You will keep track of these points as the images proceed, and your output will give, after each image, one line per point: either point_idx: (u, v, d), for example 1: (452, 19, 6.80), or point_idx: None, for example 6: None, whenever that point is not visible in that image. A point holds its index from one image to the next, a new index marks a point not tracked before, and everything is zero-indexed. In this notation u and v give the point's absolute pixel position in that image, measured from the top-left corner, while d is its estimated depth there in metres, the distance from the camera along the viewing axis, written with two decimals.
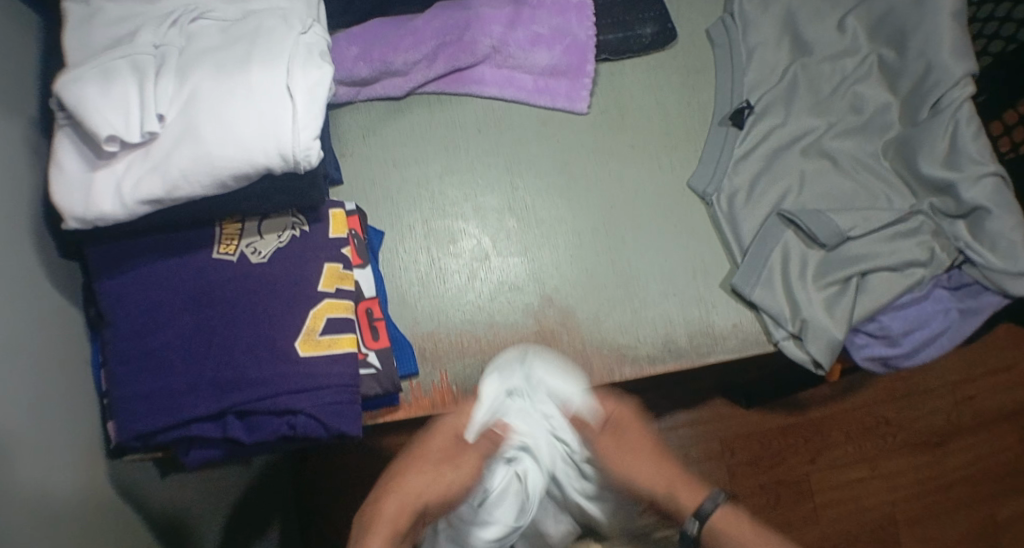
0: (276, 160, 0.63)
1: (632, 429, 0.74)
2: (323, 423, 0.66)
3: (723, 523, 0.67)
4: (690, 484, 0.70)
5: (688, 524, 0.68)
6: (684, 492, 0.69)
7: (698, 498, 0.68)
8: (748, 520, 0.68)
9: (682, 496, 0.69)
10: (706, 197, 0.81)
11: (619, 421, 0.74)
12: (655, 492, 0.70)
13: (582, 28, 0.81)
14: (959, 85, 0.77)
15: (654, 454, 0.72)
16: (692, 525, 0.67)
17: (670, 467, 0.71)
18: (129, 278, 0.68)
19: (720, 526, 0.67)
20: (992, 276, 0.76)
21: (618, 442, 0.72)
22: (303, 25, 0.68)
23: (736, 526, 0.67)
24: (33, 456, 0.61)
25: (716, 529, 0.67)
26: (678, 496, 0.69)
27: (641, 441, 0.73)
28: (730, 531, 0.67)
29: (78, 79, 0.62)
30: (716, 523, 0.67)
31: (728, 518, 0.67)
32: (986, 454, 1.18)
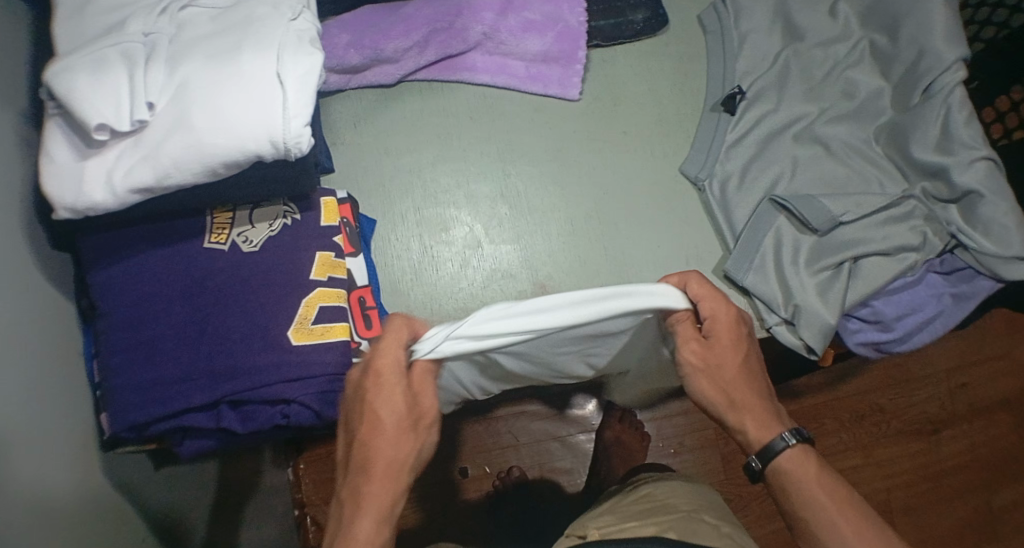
0: (267, 147, 0.62)
1: (724, 346, 0.60)
2: (316, 411, 0.67)
3: (793, 464, 0.61)
4: (767, 419, 0.61)
5: (753, 459, 0.62)
6: (753, 427, 0.61)
7: (766, 435, 0.61)
8: (814, 463, 0.61)
9: (749, 425, 0.61)
10: (698, 182, 0.81)
11: (711, 329, 0.59)
12: (725, 417, 0.61)
13: (573, 14, 0.81)
14: (951, 69, 0.76)
15: (737, 378, 0.60)
16: (757, 461, 0.62)
17: (751, 392, 0.61)
18: (119, 269, 0.68)
19: (786, 469, 0.61)
20: (984, 260, 0.75)
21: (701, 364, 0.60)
22: (293, 12, 0.67)
23: (802, 467, 0.61)
24: (26, 447, 0.61)
25: (781, 473, 0.61)
26: (750, 430, 0.61)
27: (730, 350, 0.60)
28: (796, 474, 0.61)
29: (67, 67, 0.61)
30: (785, 464, 0.61)
31: (797, 460, 0.61)
32: (979, 441, 1.19)
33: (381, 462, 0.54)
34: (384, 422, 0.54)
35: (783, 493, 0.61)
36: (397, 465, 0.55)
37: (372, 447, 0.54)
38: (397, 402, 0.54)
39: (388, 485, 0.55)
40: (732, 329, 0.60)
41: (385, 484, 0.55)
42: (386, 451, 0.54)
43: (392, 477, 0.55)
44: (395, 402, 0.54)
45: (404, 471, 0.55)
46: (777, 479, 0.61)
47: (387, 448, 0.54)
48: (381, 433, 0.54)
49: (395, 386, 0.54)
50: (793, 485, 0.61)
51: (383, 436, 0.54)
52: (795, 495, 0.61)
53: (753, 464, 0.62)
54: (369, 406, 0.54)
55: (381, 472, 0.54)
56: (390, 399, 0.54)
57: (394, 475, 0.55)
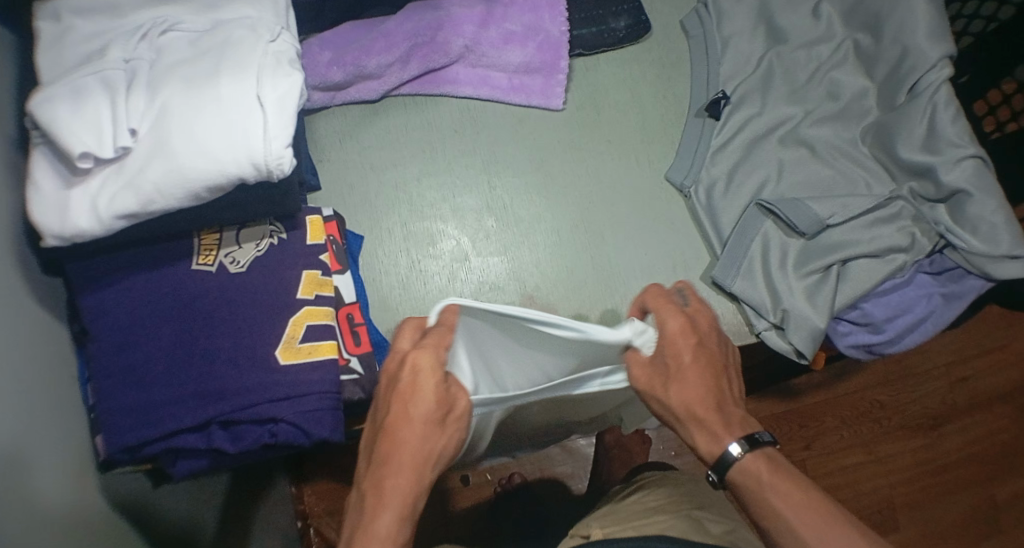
0: (249, 169, 0.63)
1: (682, 355, 0.62)
2: (303, 429, 0.67)
3: (745, 476, 0.62)
4: (719, 435, 0.62)
5: (710, 471, 0.64)
6: (702, 438, 0.63)
7: (718, 449, 0.62)
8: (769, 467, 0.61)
9: (700, 437, 0.63)
10: (684, 190, 0.81)
11: (665, 343, 0.62)
12: (681, 428, 0.64)
13: (555, 24, 0.81)
14: (936, 68, 0.76)
15: (692, 390, 0.62)
16: (714, 473, 0.64)
17: (705, 405, 0.62)
18: (109, 292, 0.68)
19: (741, 478, 0.62)
20: (973, 259, 0.75)
21: (655, 377, 0.63)
22: (271, 34, 0.68)
23: (755, 476, 0.61)
24: (23, 471, 0.61)
25: (740, 481, 0.62)
26: (699, 444, 0.63)
27: (686, 361, 0.62)
28: (751, 483, 0.61)
29: (50, 97, 0.61)
30: (737, 474, 0.62)
31: (751, 467, 0.62)
32: (981, 433, 1.18)
33: (408, 455, 0.57)
34: (416, 416, 0.57)
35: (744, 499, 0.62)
36: (422, 459, 0.58)
37: (400, 440, 0.57)
38: (434, 396, 0.57)
39: (413, 476, 0.57)
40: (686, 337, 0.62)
41: (411, 479, 0.57)
42: (413, 444, 0.57)
43: (417, 471, 0.58)
44: (428, 402, 0.57)
45: (427, 465, 0.58)
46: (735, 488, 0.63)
47: (418, 442, 0.57)
48: (410, 429, 0.57)
49: (433, 386, 0.57)
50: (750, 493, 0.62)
51: (406, 433, 0.57)
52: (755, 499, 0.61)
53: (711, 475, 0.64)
54: (407, 400, 0.56)
55: (405, 466, 0.57)
56: (421, 391, 0.56)
57: (418, 466, 0.58)
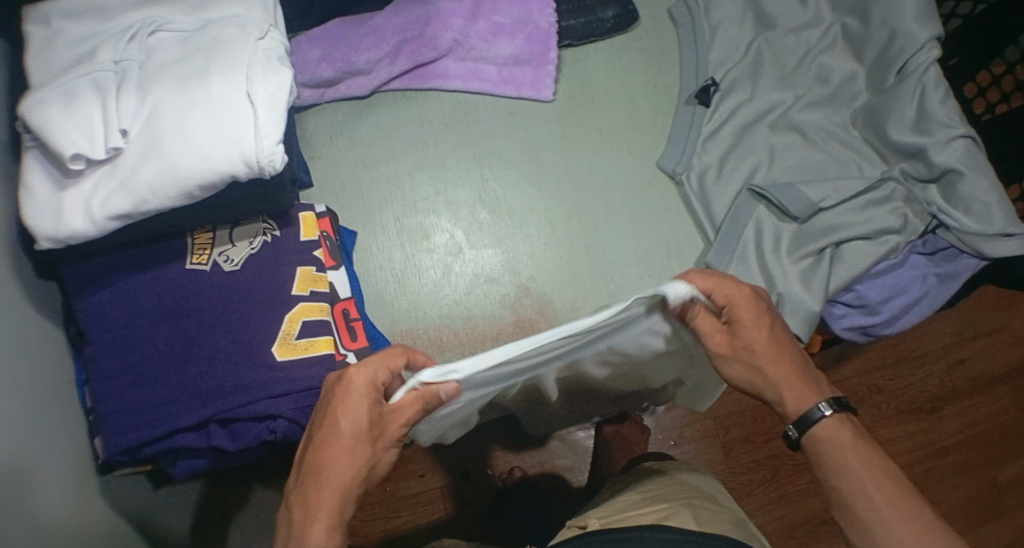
0: (241, 167, 0.63)
1: (748, 323, 0.59)
2: (303, 424, 0.68)
3: (829, 434, 0.60)
4: (800, 387, 0.61)
5: (790, 427, 0.62)
6: (788, 395, 0.61)
7: (804, 405, 0.61)
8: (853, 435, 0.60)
9: (787, 394, 0.61)
10: (676, 176, 0.81)
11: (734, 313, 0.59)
12: (763, 389, 0.61)
13: (543, 15, 0.81)
14: (926, 48, 0.76)
15: (769, 349, 0.60)
16: (793, 429, 0.61)
17: (785, 361, 0.61)
18: (104, 294, 0.68)
19: (825, 438, 0.60)
20: (967, 239, 0.75)
21: (732, 345, 0.59)
22: (260, 31, 0.68)
23: (839, 437, 0.60)
24: (26, 474, 0.61)
25: (821, 442, 0.60)
26: (785, 401, 0.61)
27: (756, 330, 0.60)
28: (836, 445, 0.60)
29: (41, 100, 0.62)
30: (820, 433, 0.60)
31: (835, 430, 0.60)
32: (980, 415, 1.19)
33: (333, 472, 0.54)
34: (339, 437, 0.53)
35: (822, 462, 0.61)
36: (348, 476, 0.54)
37: (325, 455, 0.54)
38: (362, 412, 0.53)
39: (337, 496, 0.54)
40: (752, 305, 0.59)
41: (336, 498, 0.54)
42: (341, 462, 0.54)
43: (341, 489, 0.54)
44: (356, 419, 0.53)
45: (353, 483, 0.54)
46: (814, 448, 0.61)
47: (345, 460, 0.54)
48: (338, 447, 0.53)
49: (364, 403, 0.53)
50: (829, 455, 0.60)
51: (331, 450, 0.53)
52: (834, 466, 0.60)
53: (790, 433, 0.61)
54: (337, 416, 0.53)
55: (330, 486, 0.54)
56: (348, 409, 0.53)
57: (343, 486, 0.54)
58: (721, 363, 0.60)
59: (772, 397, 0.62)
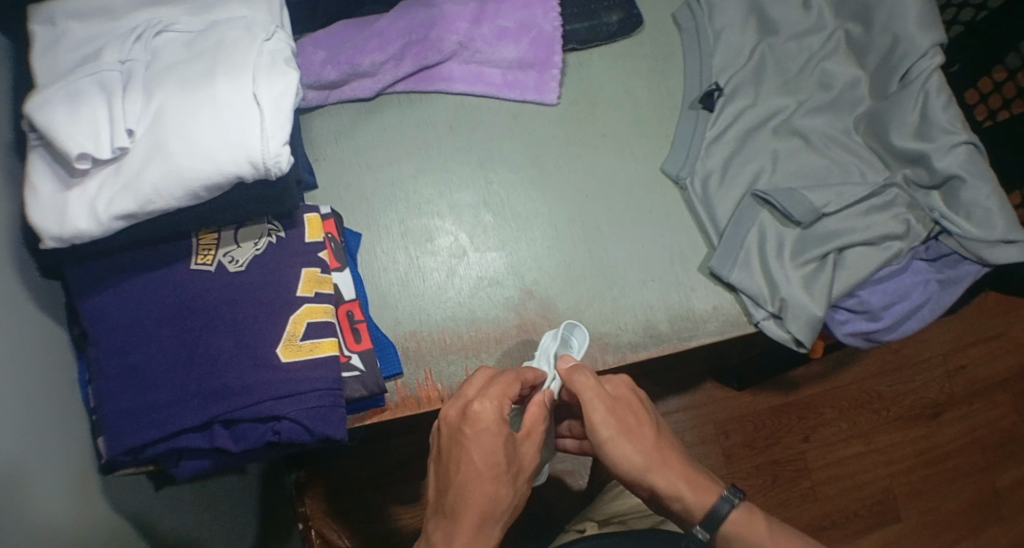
0: (246, 168, 0.63)
1: (637, 409, 0.68)
2: (307, 427, 0.66)
3: (740, 526, 0.66)
4: (707, 490, 0.66)
5: (698, 528, 0.66)
6: (694, 495, 0.65)
7: (713, 502, 0.65)
8: (763, 520, 0.67)
9: (690, 493, 0.65)
10: (679, 181, 0.81)
11: (621, 397, 0.68)
12: (655, 473, 0.65)
13: (547, 20, 0.81)
14: (927, 56, 0.78)
15: (661, 441, 0.67)
16: (703, 531, 0.66)
17: (676, 463, 0.66)
18: (110, 294, 0.68)
19: (737, 531, 0.66)
20: (968, 244, 0.76)
21: (620, 423, 0.66)
22: (266, 33, 0.68)
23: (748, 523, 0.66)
24: (28, 474, 0.61)
25: (732, 534, 0.66)
26: (689, 500, 0.65)
27: (643, 417, 0.68)
28: (744, 532, 0.66)
29: (47, 100, 0.62)
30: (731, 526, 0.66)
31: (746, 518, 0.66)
32: (978, 421, 1.20)
33: (466, 508, 0.61)
34: (478, 470, 0.61)
35: None
36: (485, 519, 0.61)
37: (467, 493, 0.61)
38: (500, 444, 0.62)
39: (479, 528, 0.61)
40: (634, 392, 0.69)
41: (477, 533, 0.61)
42: (479, 503, 0.61)
43: (485, 532, 0.62)
44: (479, 454, 0.62)
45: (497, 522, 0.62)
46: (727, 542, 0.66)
47: (478, 498, 0.61)
48: (475, 482, 0.61)
49: (484, 434, 0.62)
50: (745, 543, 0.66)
51: (467, 483, 0.61)
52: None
53: (701, 534, 0.66)
54: (461, 452, 0.62)
55: (475, 519, 0.61)
56: (485, 445, 0.62)
57: (483, 520, 0.61)
58: (610, 446, 0.65)
59: (663, 485, 0.65)
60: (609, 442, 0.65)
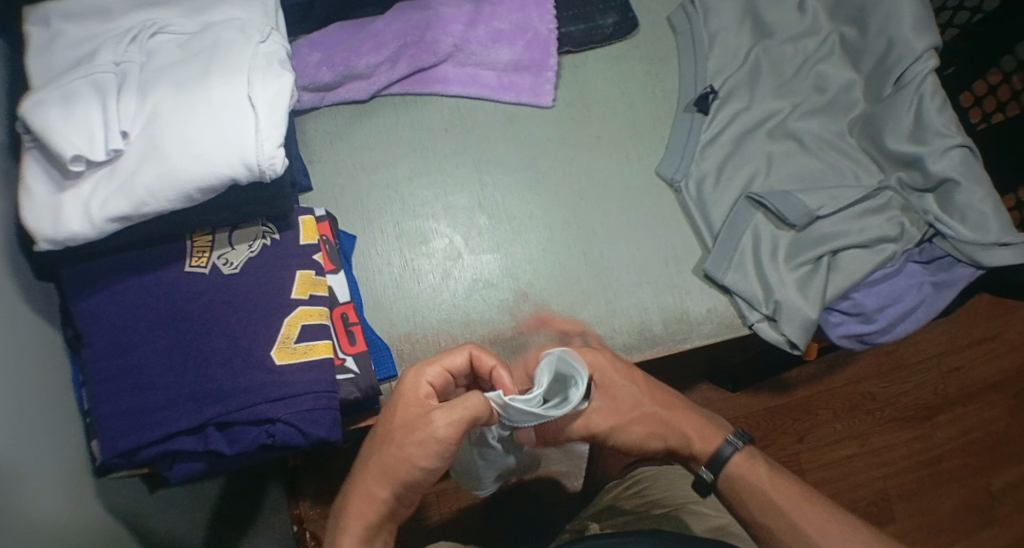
0: (241, 170, 0.63)
1: (619, 381, 0.71)
2: (301, 429, 0.66)
3: (742, 468, 0.70)
4: (708, 432, 0.73)
5: (702, 469, 0.71)
6: (699, 439, 0.72)
7: (715, 445, 0.71)
8: (764, 465, 0.71)
9: (695, 437, 0.72)
10: (674, 183, 0.81)
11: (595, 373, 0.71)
12: (668, 438, 0.72)
13: (543, 22, 0.82)
14: (922, 59, 0.78)
15: (658, 402, 0.72)
16: (707, 471, 0.71)
17: (682, 412, 0.73)
18: (103, 297, 0.68)
19: (739, 472, 0.70)
20: (963, 248, 0.76)
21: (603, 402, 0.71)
22: (261, 35, 0.68)
23: (749, 466, 0.70)
24: (22, 476, 0.61)
25: (735, 476, 0.70)
26: (695, 444, 0.72)
27: (627, 387, 0.71)
28: (747, 473, 0.70)
29: (41, 101, 0.62)
30: (734, 467, 0.70)
31: (746, 462, 0.71)
32: (973, 423, 1.20)
33: (371, 464, 0.63)
34: (389, 423, 0.63)
35: (739, 499, 0.70)
36: (380, 470, 0.62)
37: (375, 439, 0.64)
38: (410, 408, 0.63)
39: (375, 476, 0.63)
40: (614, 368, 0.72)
41: (372, 479, 0.63)
42: (378, 452, 0.63)
43: (375, 482, 0.63)
44: (401, 419, 0.63)
45: (389, 477, 0.62)
46: (731, 483, 0.70)
47: (382, 457, 0.62)
48: (385, 442, 0.62)
49: (417, 403, 0.63)
50: (745, 484, 0.70)
51: (380, 432, 0.64)
52: (749, 495, 0.69)
53: (705, 474, 0.71)
54: (387, 408, 0.64)
55: (376, 466, 0.63)
56: (398, 405, 0.63)
57: (379, 468, 0.63)
58: (616, 431, 0.71)
59: (676, 440, 0.72)
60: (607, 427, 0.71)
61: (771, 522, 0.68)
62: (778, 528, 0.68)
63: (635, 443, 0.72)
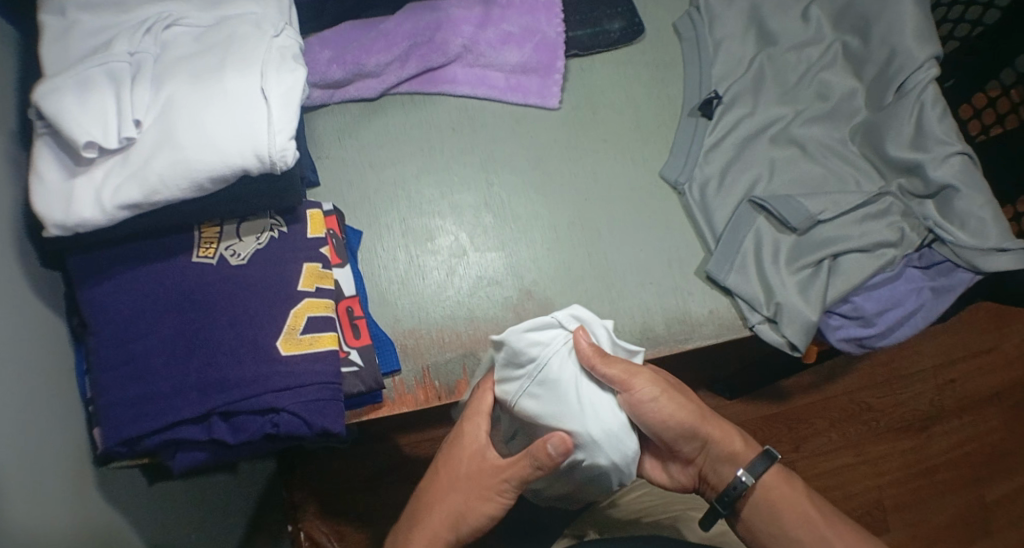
0: (253, 161, 0.63)
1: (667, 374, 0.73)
2: (306, 420, 0.67)
3: (778, 480, 0.72)
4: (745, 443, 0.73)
5: (742, 473, 0.71)
6: (739, 443, 0.73)
7: (753, 451, 0.73)
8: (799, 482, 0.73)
9: (736, 441, 0.73)
10: (678, 186, 0.82)
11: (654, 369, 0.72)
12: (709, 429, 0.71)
13: (551, 26, 0.83)
14: (923, 68, 0.79)
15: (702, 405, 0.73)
16: (748, 476, 0.71)
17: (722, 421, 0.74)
18: (110, 285, 0.68)
19: (774, 484, 0.72)
20: (961, 253, 0.77)
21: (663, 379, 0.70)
22: (276, 29, 0.69)
23: (784, 481, 0.73)
24: (25, 461, 0.61)
25: (770, 486, 0.72)
26: (735, 443, 0.72)
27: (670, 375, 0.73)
28: (781, 486, 0.72)
29: (56, 87, 0.62)
30: (771, 480, 0.72)
31: (780, 477, 0.73)
32: (968, 436, 1.21)
33: (437, 511, 0.69)
34: (453, 475, 0.69)
35: (773, 507, 0.71)
36: (449, 518, 0.68)
37: (441, 493, 0.69)
38: (473, 459, 0.69)
39: (443, 522, 0.68)
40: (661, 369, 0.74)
41: (437, 528, 0.68)
42: (445, 501, 0.69)
43: (442, 533, 0.68)
44: (465, 467, 0.69)
45: (457, 527, 0.68)
46: (766, 493, 0.72)
47: (453, 499, 0.68)
48: (452, 488, 0.69)
49: (473, 452, 0.69)
50: (783, 498, 0.72)
51: (444, 483, 0.70)
52: (784, 510, 0.71)
53: (743, 480, 0.71)
54: (446, 461, 0.70)
55: (445, 515, 0.68)
56: (461, 455, 0.70)
57: (450, 519, 0.68)
58: (667, 394, 0.68)
59: (717, 431, 0.72)
60: (651, 401, 0.66)
61: (803, 534, 0.70)
62: (811, 541, 0.70)
63: (679, 414, 0.69)
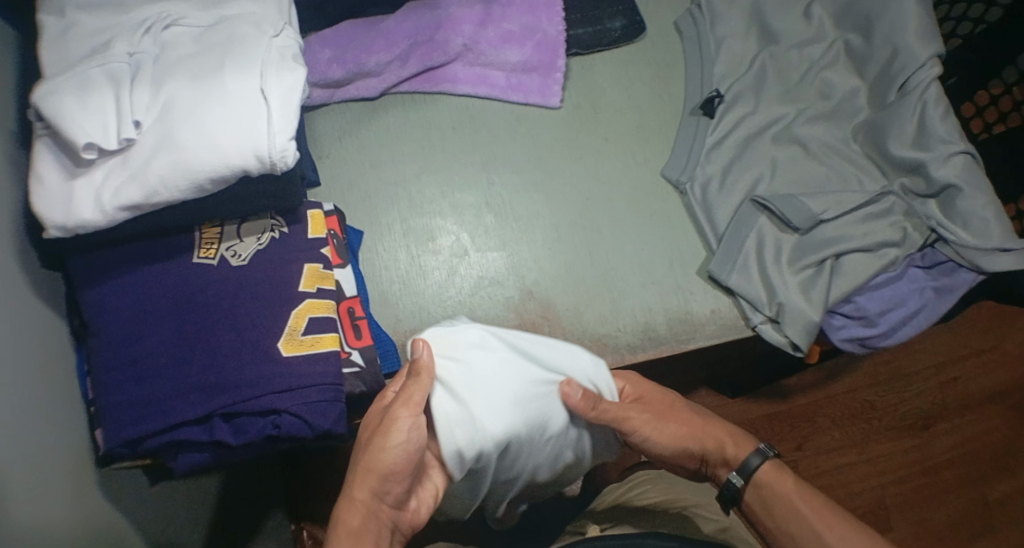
0: (253, 162, 0.63)
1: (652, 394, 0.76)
2: (308, 421, 0.67)
3: (770, 476, 0.73)
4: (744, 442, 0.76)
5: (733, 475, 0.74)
6: (733, 444, 0.76)
7: (747, 450, 0.75)
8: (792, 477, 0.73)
9: (731, 447, 0.76)
10: (680, 185, 0.82)
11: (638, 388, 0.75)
12: (704, 443, 0.75)
13: (552, 24, 0.83)
14: (925, 66, 0.79)
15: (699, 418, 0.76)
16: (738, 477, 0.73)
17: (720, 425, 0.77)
18: (111, 287, 0.68)
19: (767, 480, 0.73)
20: (964, 252, 0.77)
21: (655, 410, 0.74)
22: (275, 29, 0.69)
23: (778, 476, 0.73)
24: (27, 463, 0.61)
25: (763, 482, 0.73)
26: (728, 447, 0.75)
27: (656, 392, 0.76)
28: (775, 483, 0.73)
29: (55, 89, 0.62)
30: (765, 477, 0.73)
31: (774, 473, 0.73)
32: (971, 434, 1.21)
33: (353, 474, 0.64)
34: (363, 438, 0.66)
35: (764, 505, 0.72)
36: (362, 474, 0.63)
37: (355, 458, 0.65)
38: (376, 413, 0.66)
39: (357, 481, 0.64)
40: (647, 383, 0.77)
41: (354, 488, 0.64)
42: (358, 458, 0.64)
43: (358, 491, 0.63)
44: (369, 423, 0.66)
45: (369, 479, 0.63)
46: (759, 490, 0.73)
47: (362, 455, 0.64)
48: (362, 446, 0.65)
49: (378, 408, 0.67)
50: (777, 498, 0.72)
51: (359, 450, 0.65)
52: (776, 505, 0.71)
53: (736, 480, 0.73)
54: (363, 426, 0.67)
55: (361, 474, 0.64)
56: (370, 415, 0.66)
57: (366, 473, 0.63)
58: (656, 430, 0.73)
59: (713, 442, 0.75)
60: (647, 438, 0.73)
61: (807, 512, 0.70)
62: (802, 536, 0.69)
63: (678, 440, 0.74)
